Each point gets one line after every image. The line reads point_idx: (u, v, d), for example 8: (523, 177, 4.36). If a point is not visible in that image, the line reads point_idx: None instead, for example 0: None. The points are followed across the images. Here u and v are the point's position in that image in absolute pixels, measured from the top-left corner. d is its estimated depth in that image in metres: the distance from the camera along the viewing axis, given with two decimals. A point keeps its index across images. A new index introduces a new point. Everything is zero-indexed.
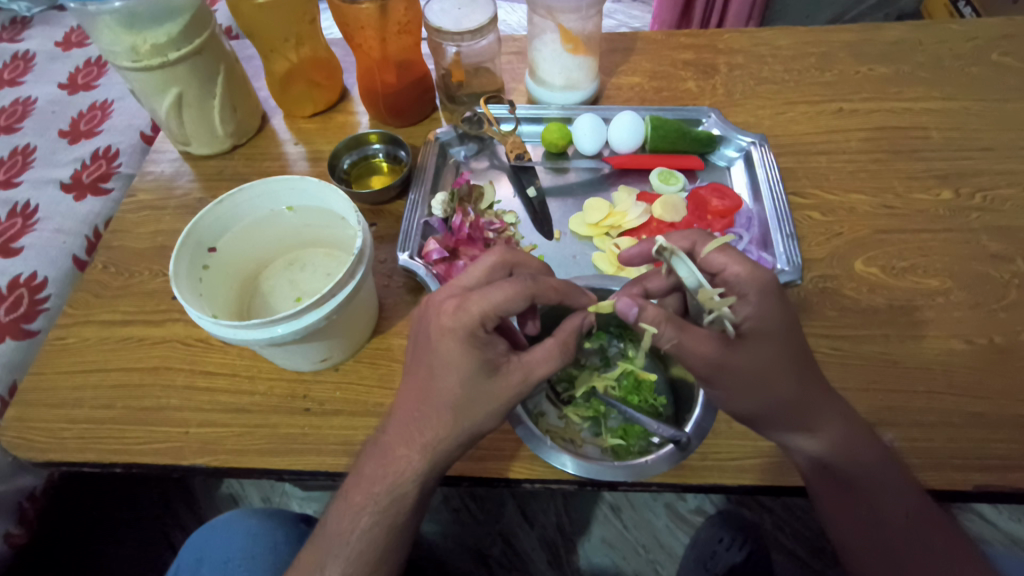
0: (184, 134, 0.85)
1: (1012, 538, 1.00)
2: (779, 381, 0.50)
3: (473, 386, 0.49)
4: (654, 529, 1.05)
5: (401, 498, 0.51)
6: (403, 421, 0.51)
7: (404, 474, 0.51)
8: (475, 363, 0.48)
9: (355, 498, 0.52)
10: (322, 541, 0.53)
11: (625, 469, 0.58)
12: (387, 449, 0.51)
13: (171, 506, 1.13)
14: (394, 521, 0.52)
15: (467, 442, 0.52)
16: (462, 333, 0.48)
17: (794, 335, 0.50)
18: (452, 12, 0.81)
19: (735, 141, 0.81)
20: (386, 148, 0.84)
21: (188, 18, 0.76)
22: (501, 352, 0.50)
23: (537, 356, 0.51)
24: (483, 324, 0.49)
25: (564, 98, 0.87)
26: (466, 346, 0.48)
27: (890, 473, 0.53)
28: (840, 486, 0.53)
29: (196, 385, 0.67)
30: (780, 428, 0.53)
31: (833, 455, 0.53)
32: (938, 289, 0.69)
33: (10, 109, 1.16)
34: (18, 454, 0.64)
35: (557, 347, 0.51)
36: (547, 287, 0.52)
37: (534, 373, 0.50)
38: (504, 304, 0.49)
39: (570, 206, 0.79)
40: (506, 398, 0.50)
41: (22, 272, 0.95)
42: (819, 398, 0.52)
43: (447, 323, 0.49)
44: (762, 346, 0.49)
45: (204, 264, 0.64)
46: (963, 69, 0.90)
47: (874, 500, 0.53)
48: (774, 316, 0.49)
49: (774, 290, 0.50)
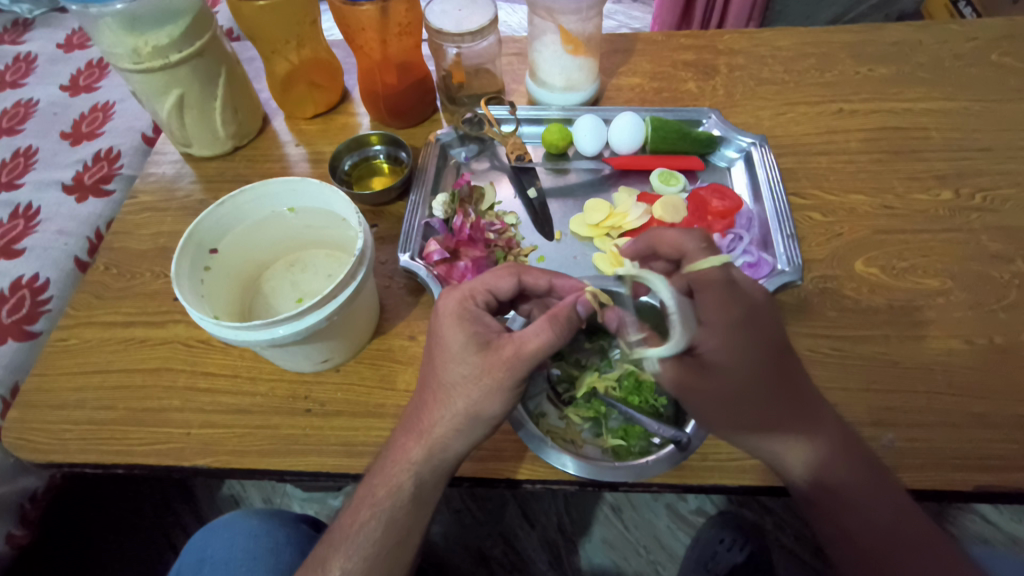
0: (185, 136, 0.85)
1: (1013, 539, 0.99)
2: (754, 405, 0.51)
3: (461, 360, 0.50)
4: (654, 530, 1.05)
5: (398, 491, 0.51)
6: (408, 413, 0.54)
7: (402, 463, 0.52)
8: (463, 335, 0.51)
9: (361, 492, 0.53)
10: (330, 540, 0.54)
11: (625, 470, 0.58)
12: (392, 443, 0.53)
13: (172, 506, 1.13)
14: (392, 516, 0.51)
15: (464, 431, 0.51)
16: (454, 310, 0.53)
17: (772, 358, 0.52)
18: (453, 13, 0.81)
19: (736, 142, 0.82)
20: (388, 149, 0.84)
21: (190, 19, 0.76)
22: (492, 331, 0.52)
23: (526, 332, 0.49)
24: (474, 298, 0.54)
25: (565, 99, 0.87)
26: (456, 321, 0.52)
27: (891, 486, 0.52)
28: (838, 500, 0.51)
29: (197, 386, 0.67)
30: (773, 430, 0.51)
31: (827, 463, 0.51)
32: (938, 289, 0.69)
33: (11, 111, 1.16)
34: (19, 455, 0.64)
35: (547, 323, 0.49)
36: (540, 275, 0.57)
37: (521, 348, 0.49)
38: (490, 280, 0.56)
39: (570, 207, 0.79)
40: (493, 372, 0.49)
41: (24, 273, 0.96)
42: (808, 407, 0.52)
43: (442, 305, 0.54)
44: (736, 368, 0.50)
45: (206, 265, 0.64)
46: (963, 69, 0.90)
47: (879, 514, 0.50)
48: (744, 347, 0.50)
49: (743, 325, 0.51)
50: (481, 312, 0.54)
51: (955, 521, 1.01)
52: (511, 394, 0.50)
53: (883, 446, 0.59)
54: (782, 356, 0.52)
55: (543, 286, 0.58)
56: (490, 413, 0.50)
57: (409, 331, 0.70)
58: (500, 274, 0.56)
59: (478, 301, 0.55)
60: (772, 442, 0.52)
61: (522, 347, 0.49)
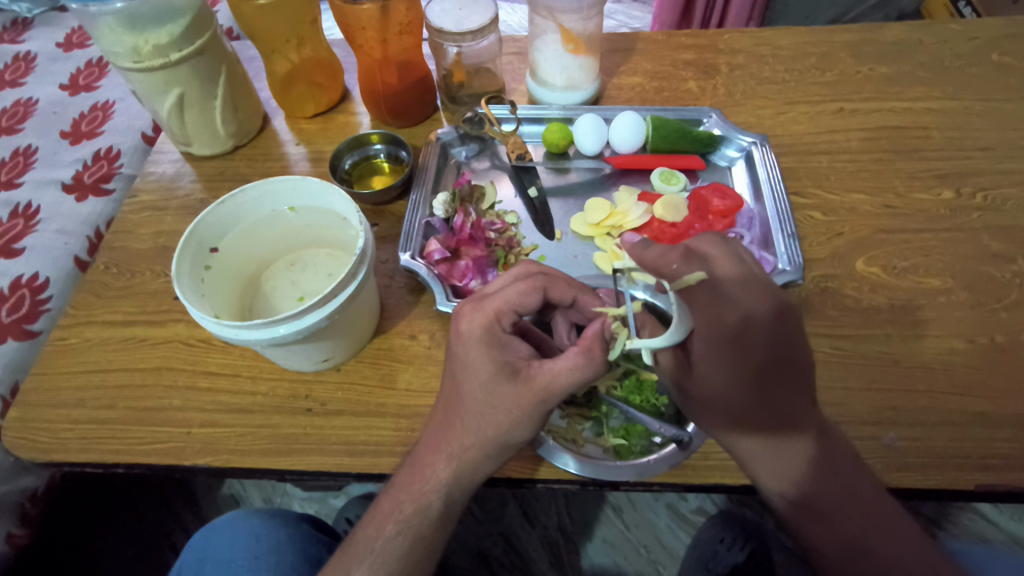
0: (185, 135, 0.85)
1: (1014, 539, 0.99)
2: (734, 411, 0.51)
3: (492, 391, 0.49)
4: (655, 530, 1.05)
5: (427, 510, 0.52)
6: (432, 431, 0.53)
7: (429, 484, 0.52)
8: (493, 365, 0.49)
9: (383, 506, 0.54)
10: (347, 548, 0.54)
11: (627, 469, 0.59)
12: (416, 460, 0.53)
13: (171, 506, 1.13)
14: (418, 533, 0.52)
15: (495, 455, 0.52)
16: (479, 333, 0.50)
17: (763, 368, 0.50)
18: (453, 13, 0.81)
19: (736, 141, 0.81)
20: (387, 148, 0.84)
21: (189, 18, 0.76)
22: (521, 356, 0.50)
23: (560, 364, 0.49)
24: (499, 320, 0.51)
25: (565, 98, 0.87)
26: (484, 348, 0.50)
27: (881, 497, 0.51)
28: (817, 510, 0.51)
29: (198, 385, 0.67)
30: (757, 436, 0.51)
31: (806, 474, 0.51)
32: (939, 289, 0.69)
33: (11, 110, 1.16)
34: (19, 454, 0.64)
35: (582, 355, 0.48)
36: (561, 283, 0.56)
37: (558, 382, 0.48)
38: (516, 299, 0.52)
39: (571, 206, 0.79)
40: (528, 404, 0.49)
41: (24, 272, 0.96)
42: (799, 414, 0.51)
43: (465, 325, 0.51)
44: (718, 378, 0.51)
45: (206, 264, 0.64)
46: (964, 69, 0.90)
47: (860, 525, 0.50)
48: (725, 366, 0.50)
49: (728, 344, 0.49)
50: (507, 335, 0.51)
51: (955, 521, 1.01)
52: (539, 421, 0.50)
53: (884, 445, 0.58)
54: (778, 367, 0.50)
55: (567, 299, 0.57)
56: (521, 438, 0.51)
57: (409, 330, 0.70)
58: (525, 290, 0.53)
59: (503, 323, 0.52)
60: (749, 448, 0.52)
61: (557, 381, 0.48)
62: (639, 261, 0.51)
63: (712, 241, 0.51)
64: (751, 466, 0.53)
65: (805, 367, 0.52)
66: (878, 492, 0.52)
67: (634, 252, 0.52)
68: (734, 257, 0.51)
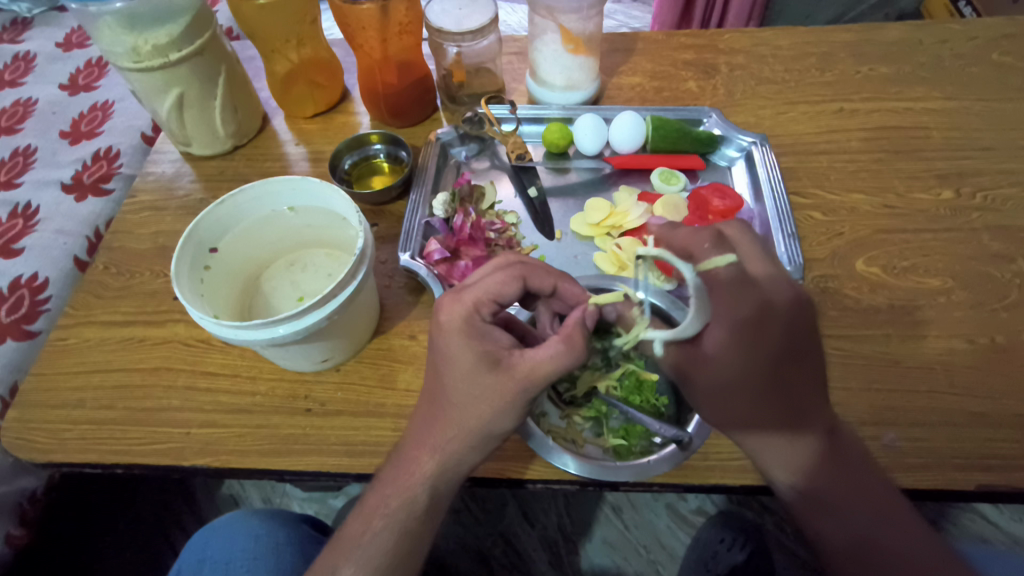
0: (184, 135, 0.85)
1: (1014, 539, 0.99)
2: (746, 403, 0.51)
3: (473, 380, 0.49)
4: (655, 530, 1.05)
5: (412, 503, 0.52)
6: (416, 423, 0.53)
7: (414, 477, 0.52)
8: (472, 355, 0.49)
9: (372, 501, 0.53)
10: (337, 545, 0.54)
11: (628, 469, 0.58)
12: (403, 454, 0.53)
13: (171, 506, 1.13)
14: (405, 528, 0.52)
15: (478, 446, 0.51)
16: (458, 324, 0.50)
17: (777, 359, 0.50)
18: (453, 13, 0.81)
19: (736, 141, 0.81)
20: (387, 148, 0.84)
21: (189, 18, 0.76)
22: (502, 346, 0.50)
23: (541, 353, 0.48)
24: (478, 311, 0.51)
25: (565, 98, 0.87)
26: (465, 338, 0.50)
27: (889, 495, 0.51)
28: (825, 506, 0.51)
29: (197, 386, 0.67)
30: (771, 429, 0.51)
31: (815, 469, 0.51)
32: (939, 289, 0.69)
33: (10, 110, 1.16)
34: (18, 454, 0.64)
35: (562, 344, 0.48)
36: (542, 272, 0.56)
37: (539, 370, 0.48)
38: (495, 289, 0.52)
39: (572, 206, 0.79)
40: (509, 393, 0.49)
41: (23, 272, 0.95)
42: (809, 409, 0.51)
43: (445, 317, 0.51)
44: (729, 365, 0.50)
45: (206, 264, 0.64)
46: (964, 69, 0.90)
47: (871, 523, 0.50)
48: (740, 357, 0.50)
49: (746, 333, 0.49)
50: (487, 325, 0.51)
51: (956, 521, 1.01)
52: (522, 410, 0.50)
53: (884, 445, 0.58)
54: (791, 360, 0.50)
55: (547, 288, 0.56)
56: (505, 428, 0.51)
57: (409, 331, 0.69)
58: (504, 281, 0.53)
59: (483, 313, 0.52)
60: (760, 441, 0.52)
61: (537, 369, 0.48)
62: (668, 241, 0.53)
63: (742, 232, 0.52)
64: (760, 458, 0.53)
65: (817, 362, 0.52)
66: (886, 487, 0.52)
67: (664, 233, 0.53)
68: (761, 252, 0.52)
